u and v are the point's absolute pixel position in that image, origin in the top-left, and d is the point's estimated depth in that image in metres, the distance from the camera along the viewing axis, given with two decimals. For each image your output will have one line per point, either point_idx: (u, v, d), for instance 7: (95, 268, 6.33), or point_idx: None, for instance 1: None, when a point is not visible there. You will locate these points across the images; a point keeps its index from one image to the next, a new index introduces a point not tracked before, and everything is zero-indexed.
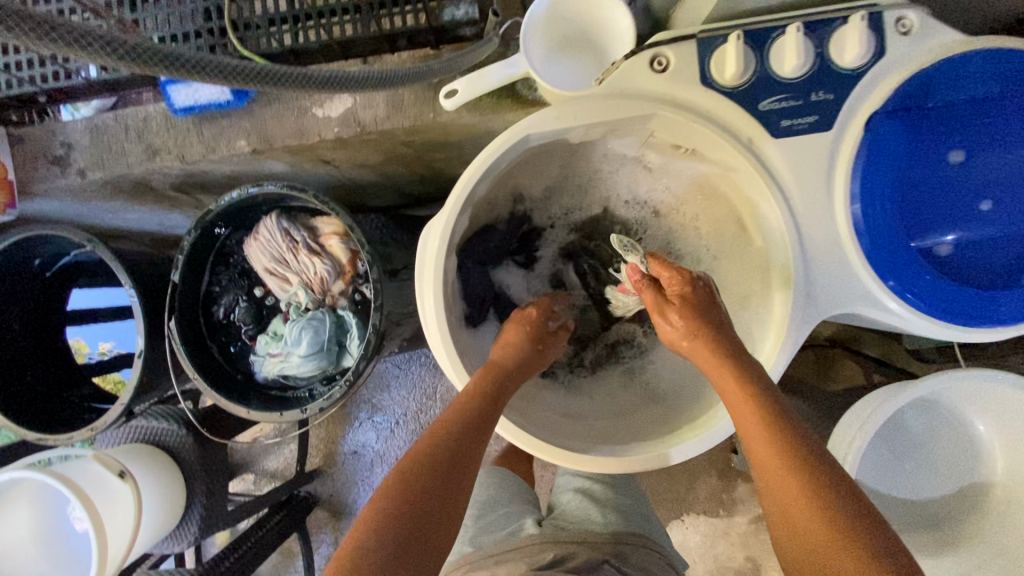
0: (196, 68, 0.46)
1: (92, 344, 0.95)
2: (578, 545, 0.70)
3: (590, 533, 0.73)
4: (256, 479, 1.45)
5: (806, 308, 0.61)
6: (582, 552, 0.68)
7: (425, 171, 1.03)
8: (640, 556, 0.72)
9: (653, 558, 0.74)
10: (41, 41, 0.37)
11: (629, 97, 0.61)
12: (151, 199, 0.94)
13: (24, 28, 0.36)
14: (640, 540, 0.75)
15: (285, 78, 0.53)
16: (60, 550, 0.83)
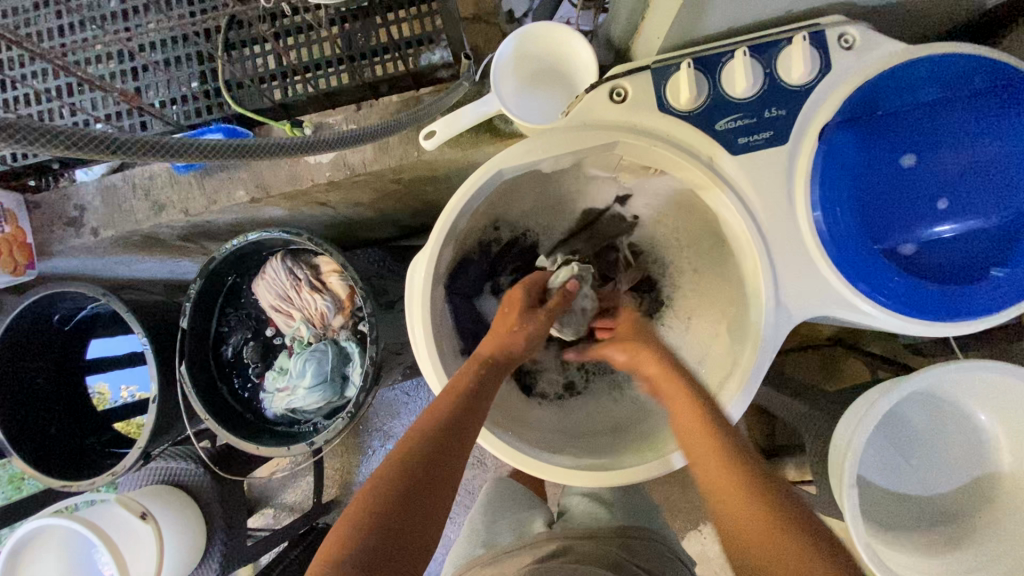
0: (182, 150, 0.53)
1: (113, 389, 1.00)
2: (583, 539, 0.73)
3: (596, 529, 0.76)
4: (275, 513, 1.48)
5: (778, 314, 0.64)
6: (588, 545, 0.71)
7: (417, 204, 1.08)
8: (645, 547, 0.75)
9: (656, 550, 0.76)
10: (45, 146, 0.43)
11: (593, 126, 0.65)
12: (161, 250, 1.00)
13: (31, 138, 0.41)
14: (643, 532, 0.78)
15: (263, 149, 0.61)
16: None
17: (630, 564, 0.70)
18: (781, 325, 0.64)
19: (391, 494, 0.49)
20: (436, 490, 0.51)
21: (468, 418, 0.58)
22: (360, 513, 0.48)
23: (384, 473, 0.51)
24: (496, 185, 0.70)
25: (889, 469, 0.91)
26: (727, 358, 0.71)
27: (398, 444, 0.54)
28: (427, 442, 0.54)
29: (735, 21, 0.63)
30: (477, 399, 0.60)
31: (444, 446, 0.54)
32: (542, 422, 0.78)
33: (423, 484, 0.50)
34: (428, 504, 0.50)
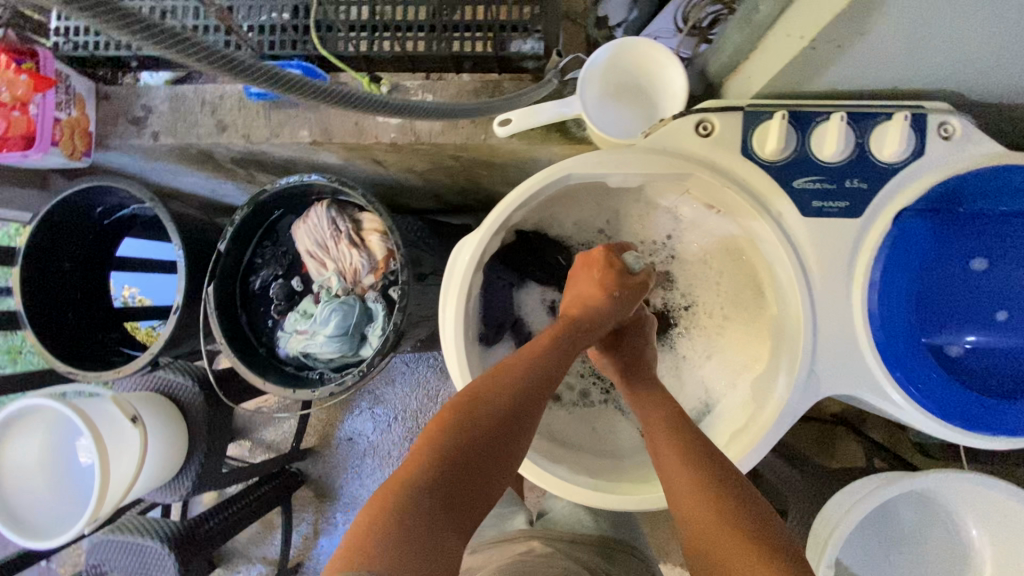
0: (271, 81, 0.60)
1: (115, 287, 1.00)
2: (572, 545, 0.77)
3: (581, 536, 0.81)
4: (251, 447, 1.55)
5: (806, 382, 0.62)
6: (578, 551, 0.76)
7: (465, 184, 1.09)
8: (626, 559, 0.80)
9: (637, 564, 0.80)
10: (164, 46, 0.50)
11: (672, 154, 0.64)
12: (212, 168, 1.00)
13: (152, 34, 0.48)
14: (627, 547, 0.83)
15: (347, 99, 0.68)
16: (65, 483, 0.90)
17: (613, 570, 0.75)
18: (807, 398, 0.63)
19: (480, 419, 0.54)
20: (524, 423, 0.56)
21: (554, 375, 0.61)
22: (450, 422, 0.53)
23: (476, 394, 0.56)
24: (559, 186, 0.70)
25: (870, 562, 0.89)
26: (745, 412, 0.71)
27: (499, 370, 0.59)
28: (514, 382, 0.58)
29: (839, 83, 0.61)
30: (564, 355, 0.63)
31: (530, 390, 0.58)
32: (544, 429, 0.79)
33: (517, 417, 0.56)
34: (506, 438, 0.54)
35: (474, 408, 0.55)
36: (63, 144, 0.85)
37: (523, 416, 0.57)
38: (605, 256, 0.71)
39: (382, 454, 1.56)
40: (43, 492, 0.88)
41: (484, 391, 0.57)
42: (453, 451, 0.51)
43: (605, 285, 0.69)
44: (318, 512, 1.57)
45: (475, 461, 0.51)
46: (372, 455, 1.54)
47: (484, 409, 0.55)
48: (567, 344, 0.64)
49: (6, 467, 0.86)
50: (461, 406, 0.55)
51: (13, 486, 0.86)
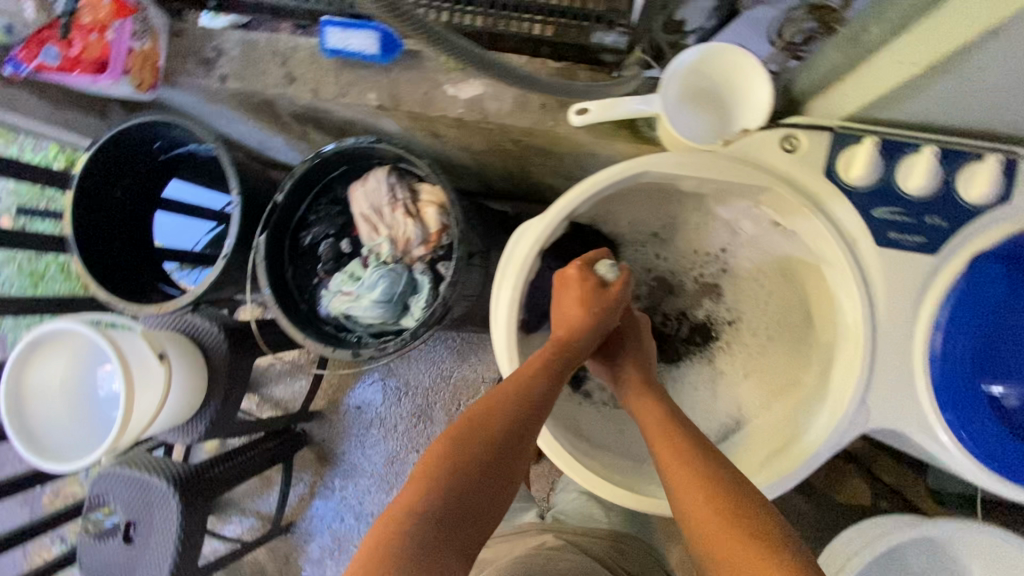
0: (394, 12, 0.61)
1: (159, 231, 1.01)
2: (584, 538, 0.78)
3: (593, 530, 0.82)
4: (259, 401, 1.56)
5: (855, 412, 0.62)
6: (591, 545, 0.76)
7: (515, 171, 1.08)
8: (637, 554, 0.80)
9: (648, 560, 0.81)
10: None
11: (753, 166, 0.63)
12: (269, 120, 1.00)
13: None
14: (639, 544, 0.83)
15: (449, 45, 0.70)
16: (86, 407, 0.92)
17: (624, 565, 0.75)
18: (855, 428, 0.63)
19: (473, 446, 0.53)
20: (519, 444, 0.56)
21: (546, 397, 0.61)
22: (445, 450, 0.53)
23: (468, 421, 0.56)
24: (630, 182, 0.69)
25: None
26: (784, 433, 0.71)
27: (490, 396, 0.59)
28: (507, 405, 0.58)
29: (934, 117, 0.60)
30: (554, 377, 0.63)
31: (523, 412, 0.58)
32: (574, 423, 0.79)
33: (512, 440, 0.56)
34: (502, 460, 0.54)
35: (466, 435, 0.54)
36: (133, 75, 0.84)
37: (517, 437, 0.56)
38: (580, 275, 0.70)
39: (387, 426, 1.56)
40: (64, 414, 0.90)
41: (477, 418, 0.56)
42: (447, 477, 0.51)
43: (585, 302, 0.68)
44: (316, 474, 1.59)
45: (471, 488, 0.51)
46: (377, 426, 1.55)
47: (477, 436, 0.54)
48: (557, 366, 0.64)
49: (32, 385, 0.88)
50: (454, 435, 0.54)
51: (38, 403, 0.89)
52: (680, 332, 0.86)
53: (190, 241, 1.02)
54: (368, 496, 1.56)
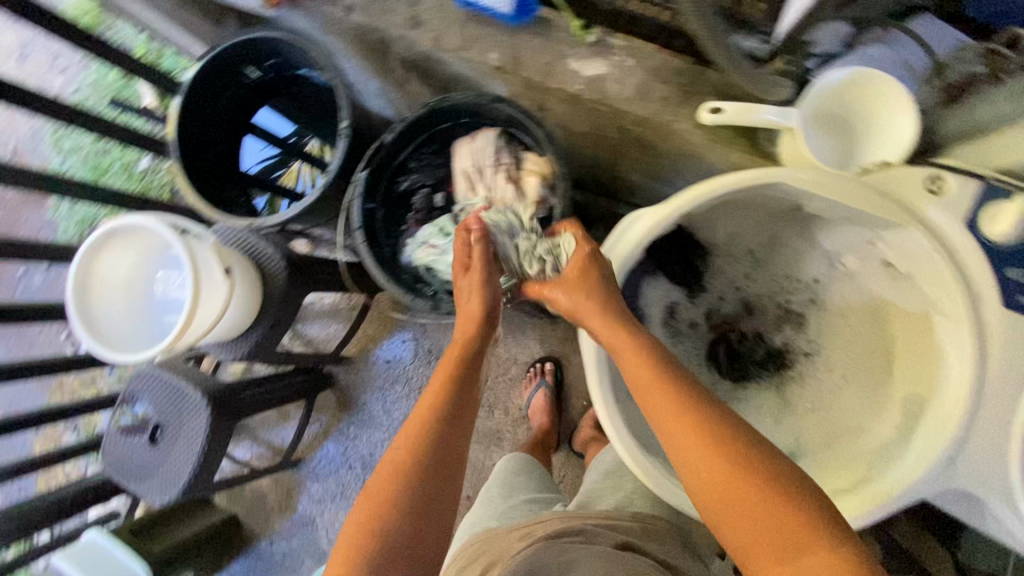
0: None
1: (246, 156, 1.00)
2: (602, 526, 0.76)
3: (615, 514, 0.80)
4: (293, 336, 1.58)
5: (939, 469, 0.62)
6: (607, 534, 0.74)
7: (606, 160, 1.07)
8: (663, 534, 0.80)
9: (671, 535, 0.81)
10: None
11: (889, 200, 0.62)
12: (377, 61, 1.00)
13: None
14: (663, 522, 0.82)
15: None
16: (140, 301, 1.01)
17: (650, 552, 0.74)
18: (935, 484, 0.63)
19: (403, 468, 0.56)
20: (454, 448, 0.59)
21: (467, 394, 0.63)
22: (382, 484, 0.55)
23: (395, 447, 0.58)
24: (753, 192, 0.68)
25: None
26: (851, 474, 0.71)
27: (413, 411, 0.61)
28: (424, 417, 0.59)
29: None
30: (471, 370, 0.65)
31: (446, 418, 0.60)
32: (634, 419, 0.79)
33: (443, 447, 0.58)
34: (438, 467, 0.57)
35: (398, 460, 0.56)
36: None
37: (445, 437, 0.59)
38: (460, 261, 0.71)
39: (412, 386, 1.57)
40: (118, 304, 0.99)
41: (403, 440, 0.58)
42: (383, 510, 0.53)
43: (481, 280, 0.69)
44: (333, 417, 1.61)
45: (411, 512, 0.54)
46: (403, 383, 1.56)
47: (407, 459, 0.56)
48: (473, 359, 0.66)
49: (101, 272, 0.98)
50: (385, 467, 0.56)
51: (103, 291, 0.98)
52: (754, 354, 0.85)
53: (249, 164, 1.00)
54: (379, 449, 1.57)
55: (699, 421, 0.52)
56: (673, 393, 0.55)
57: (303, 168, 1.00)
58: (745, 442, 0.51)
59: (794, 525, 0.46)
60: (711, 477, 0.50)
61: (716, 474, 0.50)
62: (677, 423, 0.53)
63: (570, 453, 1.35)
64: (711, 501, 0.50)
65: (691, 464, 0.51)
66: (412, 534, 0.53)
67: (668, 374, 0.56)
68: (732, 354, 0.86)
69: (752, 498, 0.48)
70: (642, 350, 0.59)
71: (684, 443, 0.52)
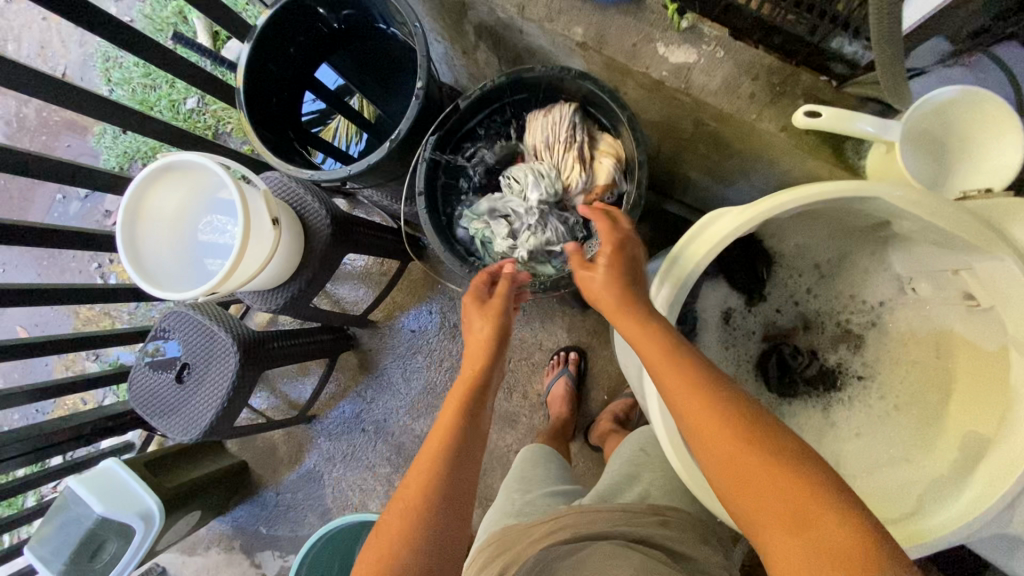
0: None
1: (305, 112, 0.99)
2: (610, 525, 0.65)
3: (628, 510, 0.68)
4: (322, 293, 1.59)
5: (997, 513, 0.60)
6: (614, 536, 0.63)
7: (670, 153, 1.04)
8: (685, 525, 0.68)
9: (695, 526, 0.69)
10: None
11: (989, 228, 0.59)
12: (452, 23, 0.97)
13: None
14: (684, 513, 0.70)
15: None
16: (188, 242, 1.02)
17: (670, 551, 0.63)
18: (989, 528, 0.61)
19: (430, 478, 0.56)
20: (473, 450, 0.60)
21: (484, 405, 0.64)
22: (411, 497, 0.55)
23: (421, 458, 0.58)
24: (842, 204, 0.65)
25: None
26: (894, 504, 0.69)
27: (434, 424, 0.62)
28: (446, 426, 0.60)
29: None
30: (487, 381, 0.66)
31: (467, 426, 0.61)
32: None
33: (464, 452, 0.59)
34: (461, 473, 0.58)
35: (423, 473, 0.57)
36: None
37: (466, 444, 0.60)
38: (472, 295, 0.71)
39: (433, 358, 1.57)
40: (166, 242, 0.99)
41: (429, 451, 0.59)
42: (413, 521, 0.54)
43: (494, 299, 0.70)
44: (350, 378, 1.62)
45: (439, 518, 0.54)
46: (426, 353, 1.56)
47: (432, 470, 0.57)
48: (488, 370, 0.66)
49: (150, 209, 0.97)
50: (412, 481, 0.57)
51: (150, 228, 0.97)
52: (804, 370, 0.83)
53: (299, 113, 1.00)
54: (393, 416, 1.58)
55: (735, 423, 0.51)
56: (707, 392, 0.53)
57: (340, 125, 1.03)
58: (776, 443, 0.50)
59: (837, 528, 0.45)
60: (749, 481, 0.49)
61: (754, 474, 0.49)
62: (713, 426, 0.52)
63: (585, 445, 1.34)
64: (750, 504, 0.49)
65: (728, 463, 0.50)
66: (443, 539, 0.54)
67: (696, 373, 0.55)
68: (783, 368, 0.84)
69: (792, 496, 0.47)
70: (664, 344, 0.57)
71: (719, 447, 0.51)
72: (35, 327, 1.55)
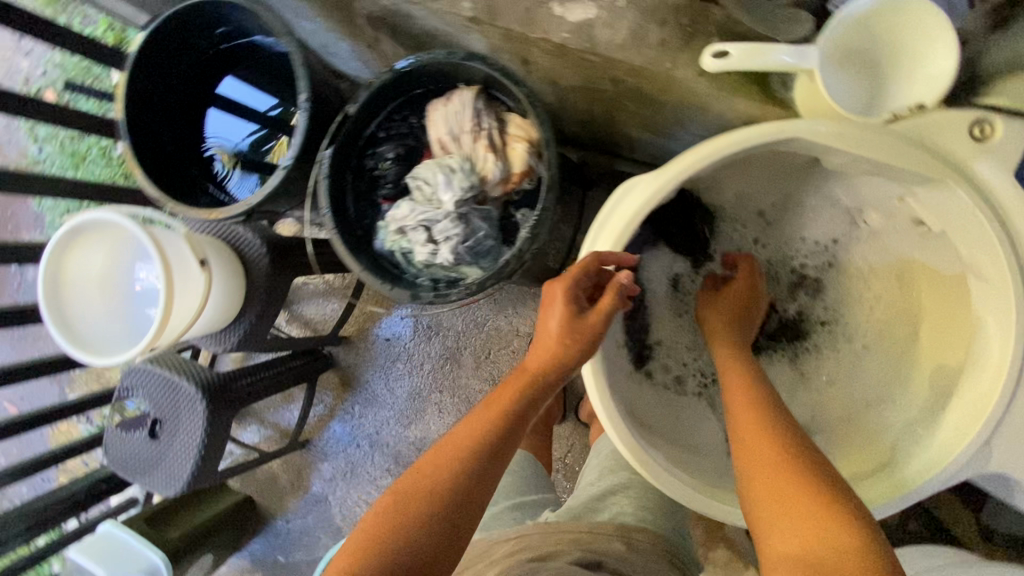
0: None
1: (216, 134, 0.91)
2: (568, 543, 0.63)
3: (592, 524, 0.67)
4: (290, 317, 1.55)
5: (976, 450, 0.57)
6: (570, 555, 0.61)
7: (602, 116, 0.97)
8: (647, 553, 0.66)
9: (659, 553, 0.66)
10: None
11: (925, 151, 0.54)
12: (342, 19, 0.89)
13: None
14: (649, 535, 0.68)
15: None
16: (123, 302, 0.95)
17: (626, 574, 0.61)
18: (969, 467, 0.58)
19: (449, 478, 0.53)
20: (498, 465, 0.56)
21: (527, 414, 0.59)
22: (421, 486, 0.53)
23: (446, 449, 0.56)
24: (765, 149, 0.59)
25: None
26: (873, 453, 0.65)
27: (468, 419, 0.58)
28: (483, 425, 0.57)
29: None
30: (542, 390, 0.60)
31: (501, 434, 0.57)
32: (636, 402, 0.74)
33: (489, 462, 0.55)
34: (480, 482, 0.54)
35: (441, 463, 0.54)
36: None
37: (494, 456, 0.56)
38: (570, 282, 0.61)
39: (414, 362, 1.53)
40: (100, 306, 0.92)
41: (457, 441, 0.56)
42: (413, 515, 0.51)
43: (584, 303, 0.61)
44: (337, 397, 1.59)
45: (441, 521, 0.51)
46: (405, 360, 1.53)
47: (450, 468, 0.54)
48: (547, 380, 0.60)
49: (73, 276, 0.90)
50: (425, 469, 0.54)
51: (77, 296, 0.90)
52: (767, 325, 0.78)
53: (238, 140, 0.91)
54: (385, 427, 1.55)
55: (813, 487, 0.48)
56: (794, 456, 0.51)
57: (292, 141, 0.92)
58: (856, 517, 0.45)
59: None
60: (804, 540, 0.45)
61: (814, 534, 0.45)
62: (789, 485, 0.49)
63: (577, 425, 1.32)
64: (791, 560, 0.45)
65: (784, 520, 0.47)
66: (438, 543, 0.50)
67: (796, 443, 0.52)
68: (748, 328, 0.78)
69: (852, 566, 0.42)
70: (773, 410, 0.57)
71: (785, 505, 0.48)
72: (22, 401, 1.53)
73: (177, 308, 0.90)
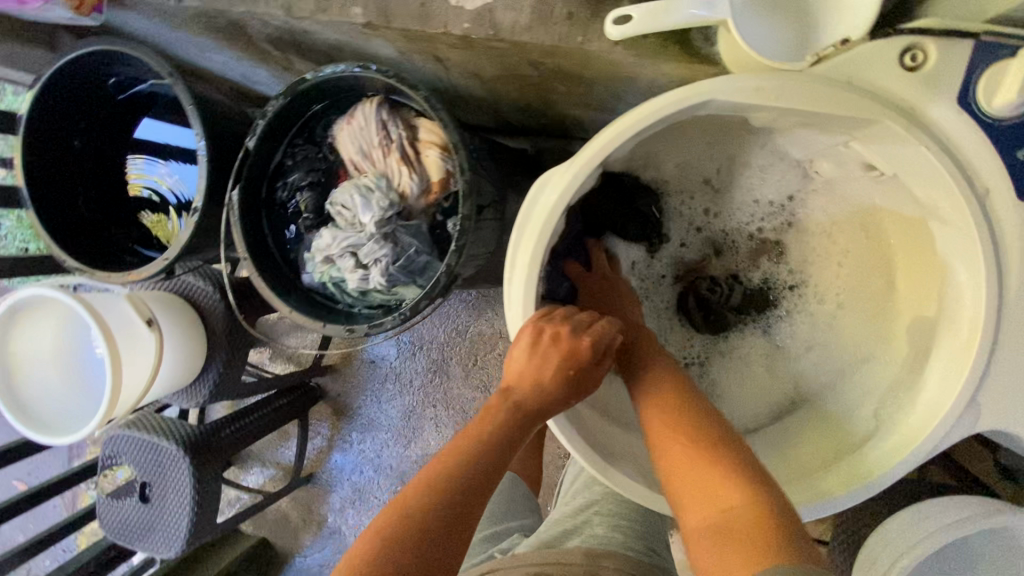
0: None
1: (147, 181, 0.85)
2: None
3: (560, 553, 0.61)
4: (271, 355, 1.52)
5: (965, 406, 0.52)
6: None
7: (536, 101, 0.91)
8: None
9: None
10: None
11: (856, 90, 0.49)
12: (242, 46, 0.84)
13: None
14: (621, 557, 0.61)
15: None
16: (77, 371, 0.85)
17: None
18: (960, 424, 0.53)
19: (432, 516, 0.49)
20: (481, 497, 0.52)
21: (509, 443, 0.56)
22: (393, 525, 0.48)
23: (425, 482, 0.52)
24: (686, 115, 0.54)
25: None
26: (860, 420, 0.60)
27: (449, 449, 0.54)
28: (466, 454, 0.54)
29: None
30: (529, 418, 0.57)
31: (486, 465, 0.53)
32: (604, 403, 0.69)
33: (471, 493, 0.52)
34: (462, 517, 0.50)
35: (421, 500, 0.50)
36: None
37: (478, 489, 0.52)
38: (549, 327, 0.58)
39: (403, 381, 1.49)
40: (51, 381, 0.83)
41: (441, 473, 0.52)
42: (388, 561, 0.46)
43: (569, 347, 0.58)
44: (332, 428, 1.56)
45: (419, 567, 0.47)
46: (393, 379, 1.49)
47: (429, 507, 0.50)
48: (533, 407, 0.57)
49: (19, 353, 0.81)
50: (401, 507, 0.50)
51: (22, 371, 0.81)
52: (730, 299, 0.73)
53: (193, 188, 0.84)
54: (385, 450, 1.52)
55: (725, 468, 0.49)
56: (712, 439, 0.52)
57: None
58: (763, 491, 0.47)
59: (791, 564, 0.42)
60: (711, 521, 0.47)
61: (729, 518, 0.46)
62: (699, 473, 0.50)
63: None
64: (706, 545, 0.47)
65: (695, 507, 0.49)
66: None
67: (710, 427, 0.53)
68: (711, 304, 0.73)
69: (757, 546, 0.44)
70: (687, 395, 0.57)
71: (697, 491, 0.49)
72: (30, 476, 1.52)
73: (132, 374, 0.84)
